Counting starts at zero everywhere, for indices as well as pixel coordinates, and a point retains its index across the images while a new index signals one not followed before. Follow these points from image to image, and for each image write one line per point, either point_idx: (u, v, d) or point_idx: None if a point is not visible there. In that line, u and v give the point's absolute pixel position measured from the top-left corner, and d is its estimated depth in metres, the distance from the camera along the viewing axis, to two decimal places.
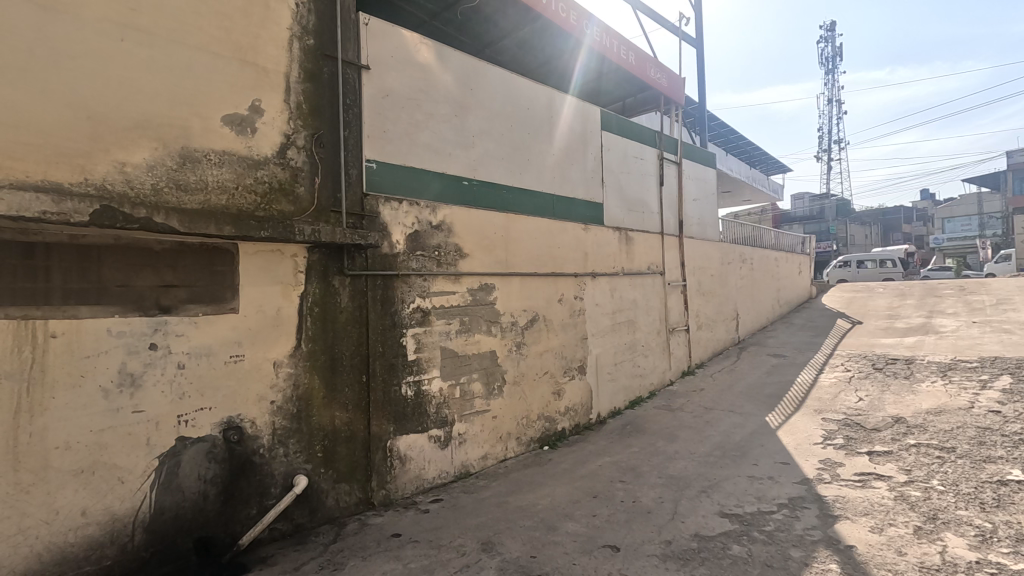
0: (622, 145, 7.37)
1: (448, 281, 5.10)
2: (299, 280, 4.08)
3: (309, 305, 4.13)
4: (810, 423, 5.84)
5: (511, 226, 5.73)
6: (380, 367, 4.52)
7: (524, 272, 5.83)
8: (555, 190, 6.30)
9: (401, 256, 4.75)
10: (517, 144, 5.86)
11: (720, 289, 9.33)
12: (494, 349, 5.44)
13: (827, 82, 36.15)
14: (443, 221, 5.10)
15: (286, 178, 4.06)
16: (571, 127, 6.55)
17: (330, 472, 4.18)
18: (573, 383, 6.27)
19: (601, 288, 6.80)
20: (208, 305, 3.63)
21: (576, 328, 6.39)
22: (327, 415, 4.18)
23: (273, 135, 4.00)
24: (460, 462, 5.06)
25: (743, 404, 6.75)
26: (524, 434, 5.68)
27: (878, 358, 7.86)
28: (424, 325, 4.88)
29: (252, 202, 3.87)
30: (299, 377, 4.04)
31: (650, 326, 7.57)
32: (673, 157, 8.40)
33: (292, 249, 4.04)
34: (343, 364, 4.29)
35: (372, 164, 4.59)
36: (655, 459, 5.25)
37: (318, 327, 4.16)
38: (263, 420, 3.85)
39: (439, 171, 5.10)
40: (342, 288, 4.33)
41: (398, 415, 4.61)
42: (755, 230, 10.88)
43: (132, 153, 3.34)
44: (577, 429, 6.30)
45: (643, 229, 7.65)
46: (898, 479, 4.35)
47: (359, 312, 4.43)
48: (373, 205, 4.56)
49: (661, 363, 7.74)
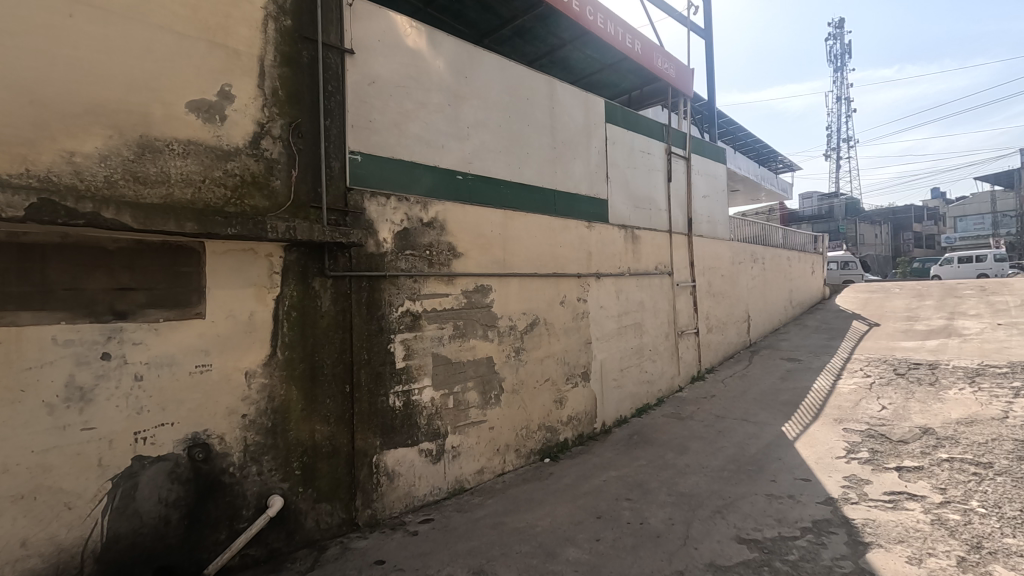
0: (627, 138, 6.99)
1: (440, 283, 4.75)
2: (275, 282, 3.74)
3: (285, 308, 3.79)
4: (830, 434, 5.44)
5: (510, 224, 5.37)
6: (365, 376, 4.18)
7: (523, 272, 5.46)
8: (557, 186, 5.92)
9: (389, 256, 4.41)
10: (516, 137, 5.50)
11: (731, 290, 8.94)
12: (490, 355, 5.09)
13: (836, 81, 35.56)
14: (435, 218, 4.74)
15: (260, 170, 3.71)
16: (573, 119, 6.18)
17: (310, 492, 3.83)
18: (576, 391, 5.91)
19: (605, 289, 6.43)
20: (170, 310, 3.29)
21: (579, 332, 6.02)
22: (307, 429, 3.84)
23: (245, 124, 3.66)
24: (454, 478, 4.70)
25: (757, 412, 6.35)
26: (523, 446, 5.31)
27: (900, 363, 7.43)
28: (414, 330, 4.52)
29: (222, 196, 3.53)
30: (274, 388, 3.70)
31: (658, 330, 7.18)
32: (681, 151, 8.01)
33: (267, 248, 3.70)
34: (324, 373, 3.95)
35: (357, 156, 4.25)
36: (664, 474, 4.86)
37: (295, 334, 3.82)
38: (233, 436, 3.50)
39: (432, 164, 4.75)
40: (323, 291, 3.98)
41: (385, 428, 4.26)
42: (766, 229, 10.46)
43: (81, 142, 3.00)
44: (580, 439, 5.93)
45: (650, 227, 7.27)
46: (932, 500, 3.95)
47: (342, 316, 4.08)
48: (358, 201, 4.21)
49: (670, 368, 7.35)
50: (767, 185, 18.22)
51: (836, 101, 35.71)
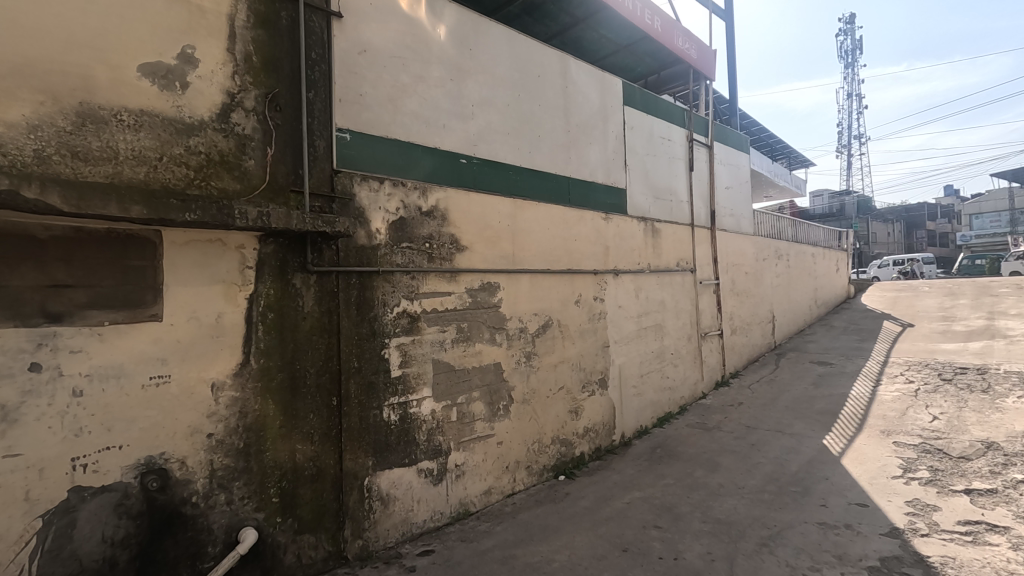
0: (646, 123, 6.42)
1: (441, 280, 4.21)
2: (248, 278, 3.21)
3: (261, 309, 3.26)
4: (879, 449, 4.85)
5: (519, 215, 4.83)
6: (355, 387, 3.64)
7: (534, 268, 4.91)
8: (571, 173, 5.36)
9: (383, 249, 3.87)
10: (526, 118, 4.95)
11: (755, 288, 8.34)
12: (498, 362, 4.54)
13: (847, 76, 34.86)
14: (435, 207, 4.20)
15: (229, 147, 3.17)
16: (588, 101, 5.62)
17: (290, 522, 3.30)
18: (593, 400, 5.34)
19: (624, 287, 5.86)
20: (118, 312, 2.76)
21: (596, 335, 5.46)
22: (287, 449, 3.30)
23: (211, 93, 3.11)
24: (457, 501, 4.16)
25: (792, 422, 5.76)
26: (535, 462, 4.76)
27: (944, 367, 6.81)
28: (412, 334, 3.98)
29: (182, 177, 2.99)
30: (247, 402, 3.17)
31: (679, 332, 6.61)
32: (703, 139, 7.43)
33: (238, 239, 3.17)
34: (306, 384, 3.41)
35: (346, 135, 3.71)
36: (695, 496, 4.29)
37: (272, 338, 3.29)
38: (196, 459, 2.97)
39: (432, 146, 4.21)
40: (306, 289, 3.44)
41: (378, 447, 3.73)
42: (790, 224, 9.84)
43: (4, 108, 2.47)
44: (598, 453, 5.36)
45: (671, 219, 6.69)
46: (1019, 532, 3.36)
47: (328, 318, 3.55)
48: (347, 185, 3.68)
49: (693, 374, 6.78)
50: (779, 182, 17.64)
51: (847, 98, 34.95)
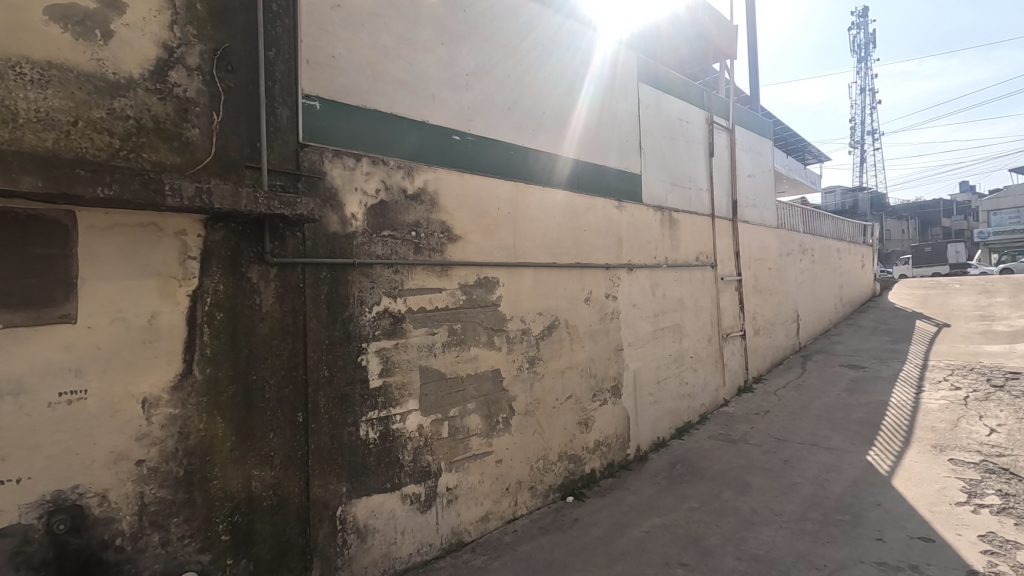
0: (662, 104, 5.82)
1: (431, 275, 3.65)
2: (190, 271, 2.66)
3: (207, 308, 2.70)
4: (935, 469, 4.21)
5: (521, 201, 4.26)
6: (325, 401, 3.08)
7: (539, 261, 4.33)
8: (579, 156, 4.78)
9: (360, 238, 3.31)
10: (529, 92, 4.37)
11: (779, 286, 7.72)
12: (497, 368, 3.97)
13: (862, 70, 34.00)
14: (424, 190, 3.64)
15: (167, 112, 2.62)
16: (600, 75, 5.03)
17: (243, 563, 2.74)
18: (604, 410, 4.76)
19: (639, 284, 5.27)
20: (16, 312, 2.21)
21: (609, 337, 4.88)
22: (240, 477, 2.75)
23: (142, 46, 2.55)
24: (449, 530, 3.60)
25: (828, 435, 5.14)
26: (540, 483, 4.18)
27: (992, 371, 6.14)
28: (395, 337, 3.42)
29: (104, 147, 2.43)
30: (188, 421, 2.62)
31: (699, 333, 6.01)
32: (724, 123, 6.81)
33: (177, 223, 2.62)
34: (264, 398, 2.86)
35: (315, 103, 3.16)
36: (725, 524, 3.69)
37: (222, 343, 2.74)
38: (122, 492, 2.42)
39: (420, 119, 3.65)
40: (264, 285, 2.89)
41: (354, 470, 3.17)
42: (815, 217, 9.20)
43: None
44: (611, 470, 4.78)
45: (690, 208, 6.09)
46: None
47: (292, 319, 2.99)
48: (315, 162, 3.12)
49: (714, 379, 6.18)
50: (795, 176, 16.99)
51: (861, 92, 34.12)
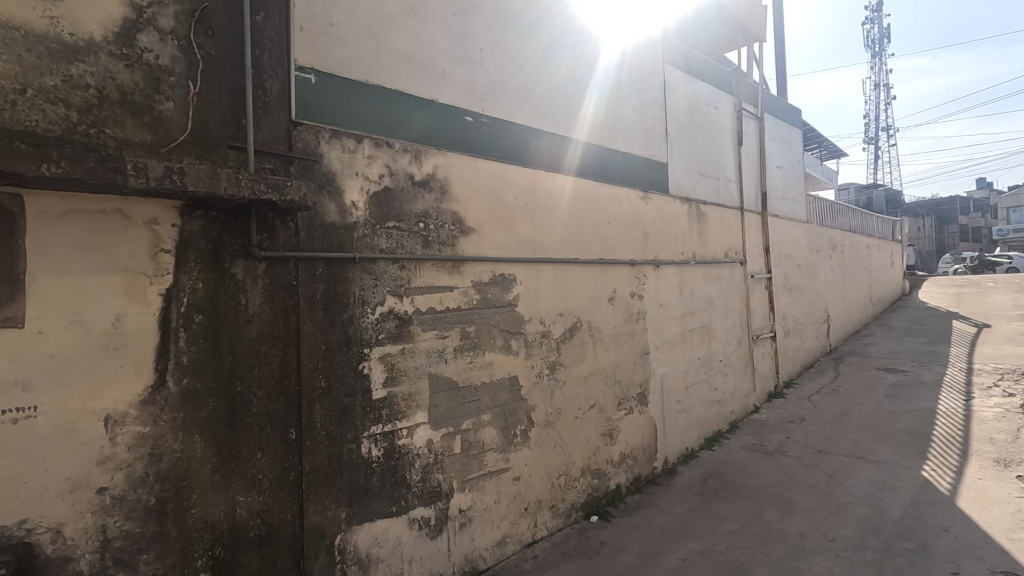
0: (689, 88, 5.41)
1: (441, 271, 3.26)
2: (163, 266, 2.29)
3: (184, 310, 2.33)
4: (1004, 488, 3.77)
5: (540, 190, 3.86)
6: (322, 415, 2.71)
7: (559, 257, 3.94)
8: (602, 142, 4.38)
9: (361, 230, 2.93)
10: (548, 71, 3.98)
11: (809, 284, 7.28)
12: (514, 376, 3.58)
13: (876, 65, 33.35)
14: (433, 177, 3.26)
15: (136, 82, 2.24)
16: (624, 54, 4.63)
17: None
18: (630, 420, 4.36)
19: (666, 282, 4.86)
20: None
21: (634, 339, 4.48)
22: (223, 505, 2.38)
23: (105, 3, 2.17)
24: (462, 558, 3.21)
25: (874, 446, 4.70)
26: (562, 501, 3.79)
27: None
28: (401, 342, 3.04)
29: (59, 120, 2.05)
30: (161, 441, 2.25)
31: (728, 335, 5.60)
32: (753, 110, 6.38)
33: (147, 211, 2.25)
34: (250, 413, 2.49)
35: (310, 76, 2.78)
36: (772, 552, 3.28)
37: (202, 350, 2.37)
38: (81, 526, 2.06)
39: (429, 97, 3.27)
40: (251, 283, 2.52)
41: (355, 493, 2.79)
42: (845, 212, 8.73)
43: None
44: (638, 485, 4.37)
45: (718, 201, 5.66)
46: None
47: (283, 322, 2.62)
48: (311, 142, 2.74)
49: (744, 384, 5.76)
50: (813, 172, 16.50)
51: (876, 88, 33.45)
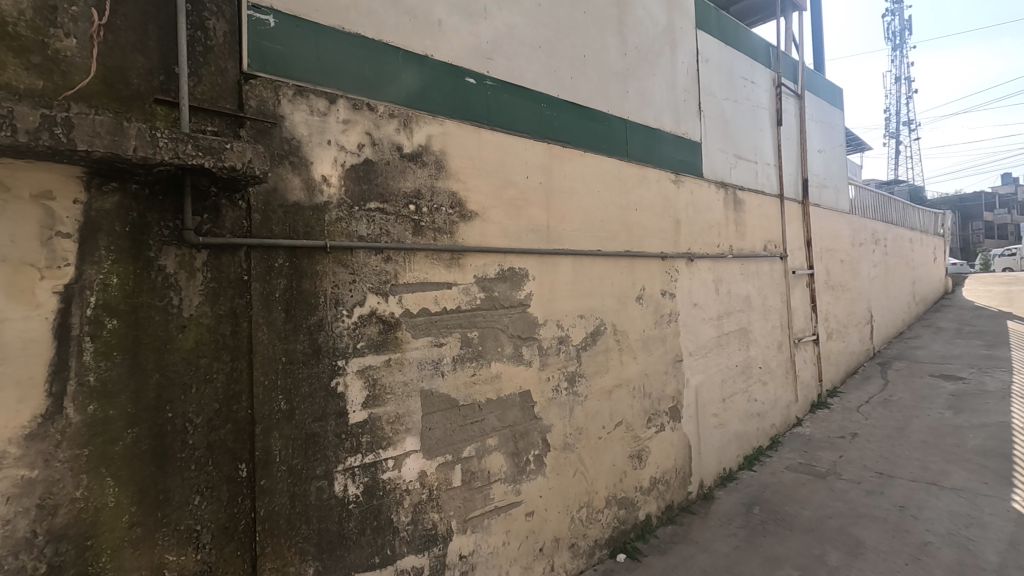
0: (724, 58, 4.77)
1: (437, 264, 2.68)
2: (60, 255, 1.72)
3: (91, 313, 1.76)
4: None
5: (556, 170, 3.26)
6: (282, 446, 2.14)
7: (579, 249, 3.34)
8: (627, 115, 3.77)
9: (335, 213, 2.35)
10: (565, 28, 3.38)
11: (852, 282, 6.59)
12: (526, 390, 2.99)
13: (899, 57, 32.28)
14: (426, 150, 2.67)
15: (20, 8, 1.66)
16: (652, 15, 4.01)
17: None
18: (661, 438, 3.74)
19: (700, 278, 4.24)
20: None
21: (665, 345, 3.86)
22: (145, 569, 1.82)
23: None
24: None
25: (946, 470, 4.04)
26: (583, 538, 3.19)
27: None
28: (385, 352, 2.46)
29: None
30: (56, 488, 1.68)
31: (768, 339, 4.95)
32: (792, 87, 5.73)
33: (37, 181, 1.68)
34: (184, 446, 1.92)
35: (269, 18, 2.21)
36: None
37: (117, 365, 1.81)
38: None
39: (421, 53, 2.68)
40: (186, 278, 1.96)
41: (325, 543, 2.22)
42: (886, 203, 8.02)
43: None
44: (671, 514, 3.75)
45: (755, 186, 5.02)
46: None
47: (231, 329, 2.05)
48: (267, 101, 2.18)
49: (785, 394, 5.11)
50: None
51: (899, 81, 32.42)
